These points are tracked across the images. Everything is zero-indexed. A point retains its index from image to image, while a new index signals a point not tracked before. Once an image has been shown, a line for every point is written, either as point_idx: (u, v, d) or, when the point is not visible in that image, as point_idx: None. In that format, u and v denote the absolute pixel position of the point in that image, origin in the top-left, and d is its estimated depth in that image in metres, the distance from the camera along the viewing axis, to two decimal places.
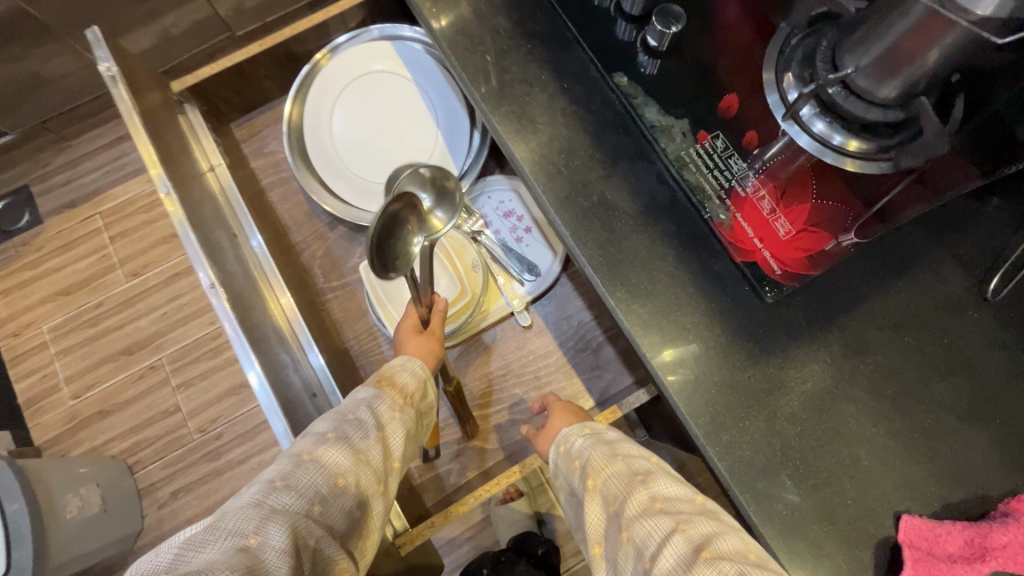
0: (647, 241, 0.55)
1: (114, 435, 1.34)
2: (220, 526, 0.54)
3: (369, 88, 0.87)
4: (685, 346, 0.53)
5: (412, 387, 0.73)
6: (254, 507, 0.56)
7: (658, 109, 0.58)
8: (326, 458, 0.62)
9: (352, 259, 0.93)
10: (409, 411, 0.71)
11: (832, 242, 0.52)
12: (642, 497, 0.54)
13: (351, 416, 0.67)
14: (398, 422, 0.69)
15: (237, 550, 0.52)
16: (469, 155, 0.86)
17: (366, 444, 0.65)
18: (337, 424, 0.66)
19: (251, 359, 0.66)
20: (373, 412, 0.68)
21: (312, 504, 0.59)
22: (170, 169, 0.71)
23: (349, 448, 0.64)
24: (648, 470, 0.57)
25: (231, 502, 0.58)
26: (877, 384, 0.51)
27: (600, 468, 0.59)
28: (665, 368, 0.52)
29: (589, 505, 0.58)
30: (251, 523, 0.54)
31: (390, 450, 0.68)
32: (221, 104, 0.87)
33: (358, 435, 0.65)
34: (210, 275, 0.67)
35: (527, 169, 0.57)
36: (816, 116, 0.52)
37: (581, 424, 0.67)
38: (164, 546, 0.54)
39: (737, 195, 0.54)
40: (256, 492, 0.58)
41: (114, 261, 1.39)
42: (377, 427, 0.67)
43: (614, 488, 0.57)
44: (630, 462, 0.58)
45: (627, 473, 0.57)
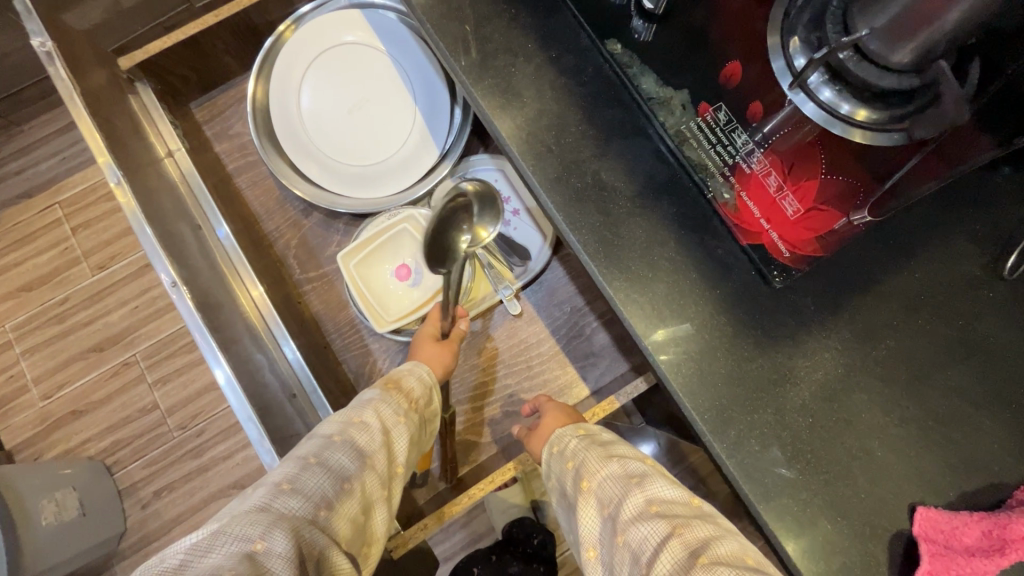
0: (645, 225, 0.51)
1: (89, 436, 1.29)
2: (224, 532, 0.49)
3: (340, 63, 0.80)
4: (678, 325, 0.50)
5: (418, 393, 0.69)
6: (260, 512, 0.51)
7: (656, 80, 0.53)
8: (333, 462, 0.58)
9: (329, 248, 0.88)
10: (413, 416, 0.68)
11: (842, 221, 0.48)
12: (638, 500, 0.52)
13: (357, 419, 0.63)
14: (404, 426, 0.65)
15: (243, 556, 0.47)
16: (451, 133, 0.80)
17: (373, 447, 0.61)
18: (343, 426, 0.61)
19: (217, 356, 0.62)
20: (380, 414, 0.64)
21: (318, 509, 0.54)
22: (122, 157, 0.65)
23: (355, 452, 0.60)
24: (643, 472, 0.55)
25: (233, 507, 0.53)
26: (890, 370, 0.48)
27: (594, 470, 0.57)
28: (658, 347, 0.49)
29: (584, 507, 0.56)
30: (258, 527, 0.49)
31: (396, 454, 0.64)
32: (177, 83, 0.80)
33: (365, 437, 0.61)
34: (171, 273, 0.62)
35: (513, 148, 0.52)
36: (824, 84, 0.48)
37: (575, 424, 0.66)
38: (161, 556, 0.48)
39: (741, 171, 0.50)
40: (261, 495, 0.54)
41: (78, 254, 1.31)
42: (383, 431, 0.63)
43: (609, 491, 0.55)
44: (625, 463, 0.56)
45: (622, 476, 0.55)
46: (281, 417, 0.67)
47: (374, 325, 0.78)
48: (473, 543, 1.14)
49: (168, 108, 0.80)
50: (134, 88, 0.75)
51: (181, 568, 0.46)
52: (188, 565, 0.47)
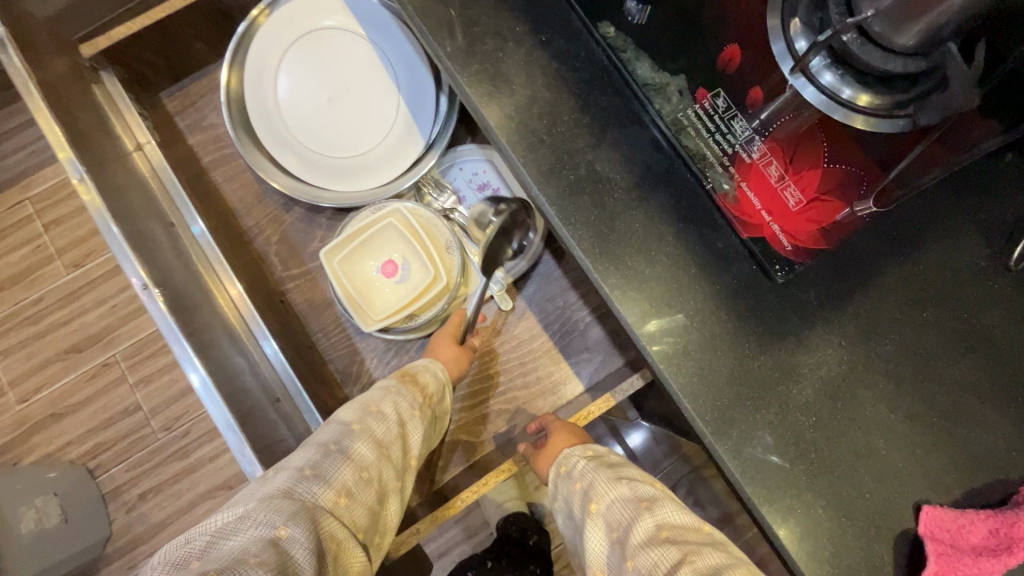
0: (642, 219, 0.49)
1: (70, 439, 1.25)
2: (249, 514, 0.50)
3: (319, 49, 0.75)
4: (673, 316, 0.48)
5: (433, 388, 0.71)
6: (283, 498, 0.52)
7: (651, 64, 0.50)
8: (352, 450, 0.59)
9: (312, 244, 0.85)
10: (427, 411, 0.69)
11: (846, 212, 0.46)
12: (648, 525, 0.53)
13: (374, 408, 0.64)
14: (419, 419, 0.67)
15: (267, 541, 0.47)
16: (436, 123, 0.77)
17: (390, 438, 0.63)
18: (362, 416, 0.63)
19: (193, 361, 0.60)
20: (397, 405, 0.66)
21: (338, 497, 0.56)
22: (85, 152, 0.61)
23: (373, 441, 0.61)
24: (653, 496, 0.57)
25: (255, 490, 0.54)
26: (894, 366, 0.47)
27: (603, 493, 0.59)
28: (650, 338, 0.47)
29: (592, 530, 0.58)
30: (282, 513, 0.50)
31: (410, 447, 0.65)
32: (145, 72, 0.76)
33: (382, 428, 0.63)
34: (142, 276, 0.59)
35: (502, 138, 0.50)
36: (825, 68, 0.46)
37: (584, 445, 0.67)
38: (191, 534, 0.50)
39: (741, 161, 0.48)
40: (284, 480, 0.55)
41: (51, 252, 1.26)
42: (399, 422, 0.65)
43: (617, 514, 0.56)
44: (634, 487, 0.58)
45: (632, 499, 0.57)
46: (263, 423, 0.67)
47: (360, 324, 0.74)
48: (468, 539, 1.13)
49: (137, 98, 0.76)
50: (98, 77, 0.70)
51: (210, 547, 0.48)
52: (215, 544, 0.48)
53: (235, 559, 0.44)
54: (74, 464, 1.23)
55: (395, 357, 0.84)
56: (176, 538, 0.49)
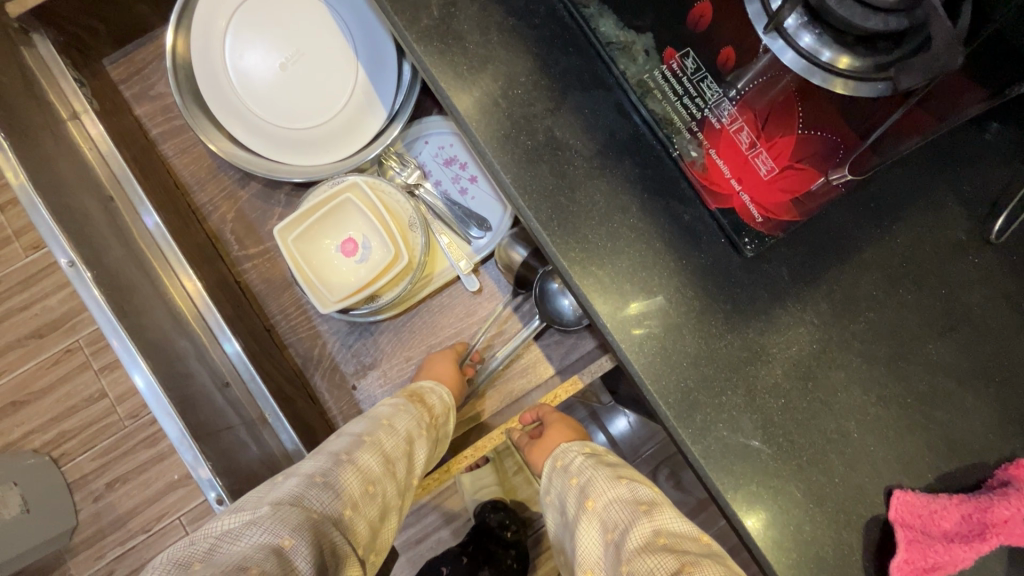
0: (605, 188, 0.46)
1: (33, 428, 1.20)
2: (256, 520, 0.47)
3: (273, 9, 0.71)
4: (647, 295, 0.45)
5: (439, 411, 0.70)
6: (292, 505, 0.50)
7: (616, 21, 0.46)
8: (362, 460, 0.58)
9: (270, 221, 0.81)
10: (432, 434, 0.68)
11: (821, 181, 0.43)
12: (645, 531, 0.51)
13: (386, 421, 0.63)
14: (425, 439, 0.66)
15: (270, 550, 0.45)
16: (399, 93, 0.73)
17: (398, 453, 0.61)
18: (373, 428, 0.62)
19: (136, 360, 0.57)
20: (407, 423, 0.65)
21: (345, 508, 0.53)
22: (8, 119, 0.57)
23: (382, 454, 0.60)
24: (652, 500, 0.55)
25: (262, 494, 0.52)
26: (868, 346, 0.44)
27: (600, 491, 0.57)
28: (627, 321, 0.44)
29: (586, 528, 0.56)
30: (288, 522, 0.48)
31: (415, 467, 0.63)
32: (86, 36, 0.71)
33: (390, 442, 0.61)
34: (69, 253, 0.56)
35: (455, 104, 0.46)
36: (802, 28, 0.41)
37: (582, 442, 0.67)
38: (195, 537, 0.48)
39: (711, 127, 0.45)
40: (294, 486, 0.53)
41: (8, 234, 1.20)
42: (408, 439, 0.63)
43: (614, 514, 0.54)
44: (634, 490, 0.56)
45: (630, 501, 0.55)
46: (209, 409, 0.64)
47: (317, 306, 0.69)
48: (446, 525, 1.07)
49: (75, 64, 0.71)
50: (29, 40, 0.65)
51: (215, 549, 0.45)
52: (220, 548, 0.46)
53: (236, 567, 0.42)
54: (37, 453, 1.18)
55: (358, 340, 0.80)
56: (183, 539, 0.47)
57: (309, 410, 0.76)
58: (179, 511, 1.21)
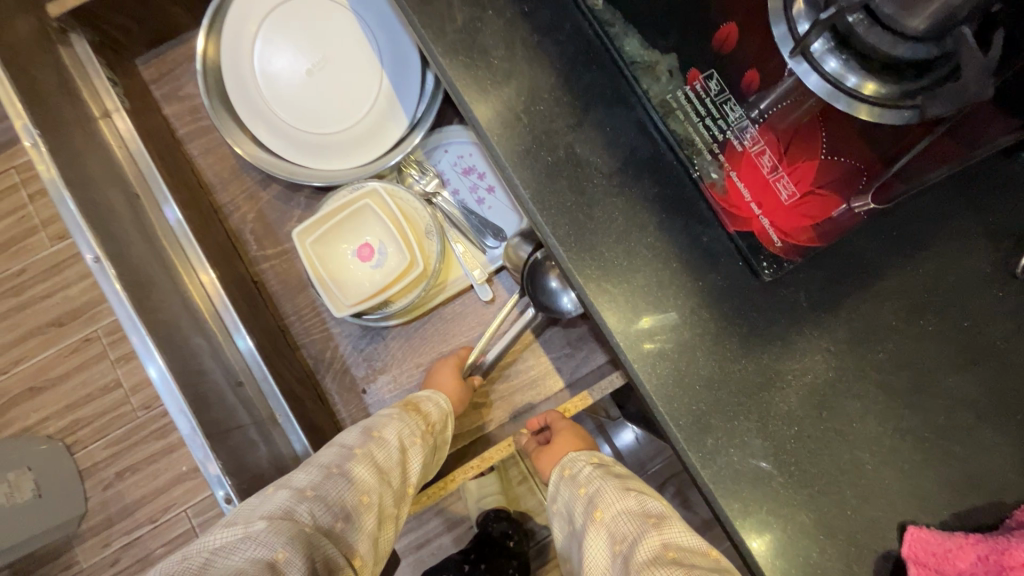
0: (623, 207, 0.45)
1: (48, 414, 1.23)
2: (250, 533, 0.49)
3: (303, 15, 0.72)
4: (663, 312, 0.44)
5: (435, 418, 0.69)
6: (284, 519, 0.51)
7: (640, 41, 0.46)
8: (355, 473, 0.58)
9: (289, 223, 0.82)
10: (428, 441, 0.67)
11: (843, 209, 0.43)
12: (653, 544, 0.51)
13: (377, 433, 0.63)
14: (419, 447, 0.65)
15: (263, 565, 0.46)
16: (422, 102, 0.74)
17: (390, 464, 0.61)
18: (364, 441, 0.62)
19: (152, 353, 0.58)
20: (400, 432, 0.65)
21: (335, 521, 0.54)
22: (45, 117, 0.59)
23: (374, 466, 0.60)
24: (661, 513, 0.54)
25: (253, 505, 0.53)
26: (885, 376, 0.44)
27: (609, 501, 0.57)
28: (640, 337, 0.44)
29: (594, 537, 0.56)
30: (282, 535, 0.49)
31: (410, 475, 0.64)
32: (120, 36, 0.73)
33: (382, 453, 0.61)
34: (94, 248, 0.57)
35: (477, 116, 0.46)
36: (828, 53, 0.41)
37: (589, 452, 0.66)
38: (190, 547, 0.49)
39: (732, 149, 0.44)
40: (285, 498, 0.54)
41: (35, 224, 1.23)
42: (401, 449, 0.63)
43: (622, 526, 0.54)
44: (643, 502, 0.55)
45: (639, 514, 0.54)
46: (222, 408, 0.64)
47: (331, 309, 0.70)
48: (448, 532, 1.08)
49: (109, 63, 0.73)
50: (66, 39, 0.67)
51: (207, 564, 0.46)
52: (214, 563, 0.47)
53: None
54: (50, 439, 1.21)
55: (369, 345, 0.81)
56: (174, 553, 0.48)
57: (318, 412, 0.76)
58: (185, 504, 1.22)
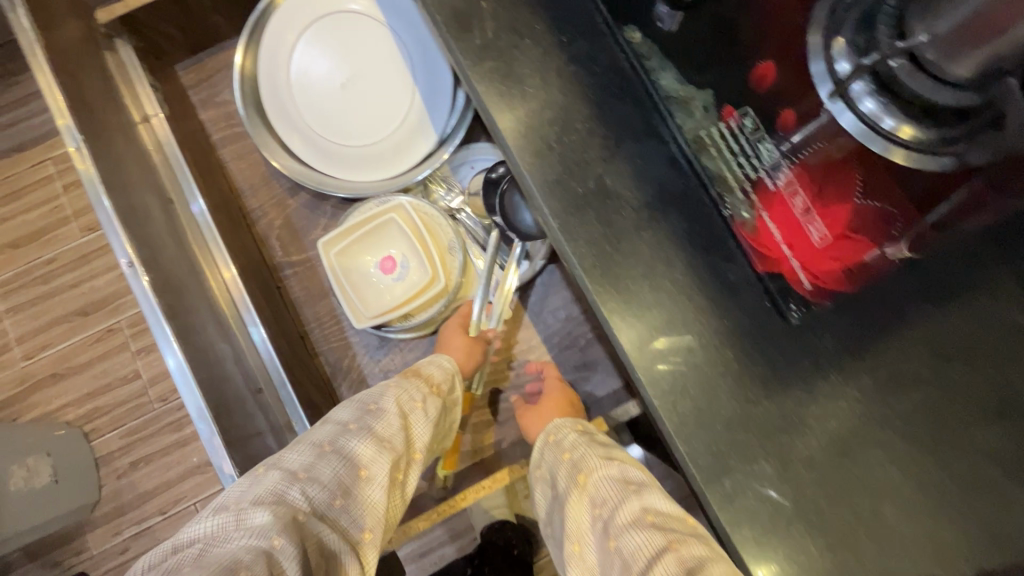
0: (651, 242, 0.45)
1: (68, 401, 1.25)
2: (244, 522, 0.47)
3: (340, 30, 0.73)
4: (677, 335, 0.44)
5: (440, 379, 0.68)
6: (276, 504, 0.50)
7: (678, 76, 0.47)
8: (350, 449, 0.56)
9: (314, 231, 0.83)
10: (434, 402, 0.66)
11: (874, 253, 0.43)
12: (633, 508, 0.51)
13: (372, 406, 0.60)
14: (421, 411, 0.64)
15: (260, 552, 0.45)
16: (452, 117, 0.74)
17: (391, 432, 0.59)
18: (359, 415, 0.59)
19: (171, 345, 0.59)
20: (399, 399, 0.62)
21: (334, 499, 0.53)
22: (88, 121, 0.60)
23: (373, 439, 0.58)
24: (642, 481, 0.54)
25: (244, 488, 0.52)
26: (910, 426, 0.43)
27: (593, 468, 0.57)
28: (650, 359, 0.44)
29: (575, 502, 0.56)
30: (277, 523, 0.47)
31: (415, 439, 0.62)
32: (163, 43, 0.75)
33: (381, 424, 0.59)
34: (128, 253, 0.58)
35: (509, 143, 0.46)
36: (868, 94, 0.42)
37: (574, 420, 0.67)
38: (180, 537, 0.48)
39: (765, 188, 0.45)
40: (276, 482, 0.52)
41: (68, 214, 1.27)
42: (401, 416, 0.61)
43: (604, 492, 0.54)
44: (624, 470, 0.56)
45: (620, 481, 0.54)
46: (241, 414, 0.65)
47: (352, 320, 0.72)
48: (452, 541, 1.07)
49: (150, 68, 0.75)
50: (112, 45, 0.69)
51: (203, 553, 0.45)
52: (208, 552, 0.45)
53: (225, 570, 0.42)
54: (69, 426, 1.23)
55: (387, 355, 0.82)
56: (162, 543, 0.47)
57: None
58: (195, 497, 1.24)
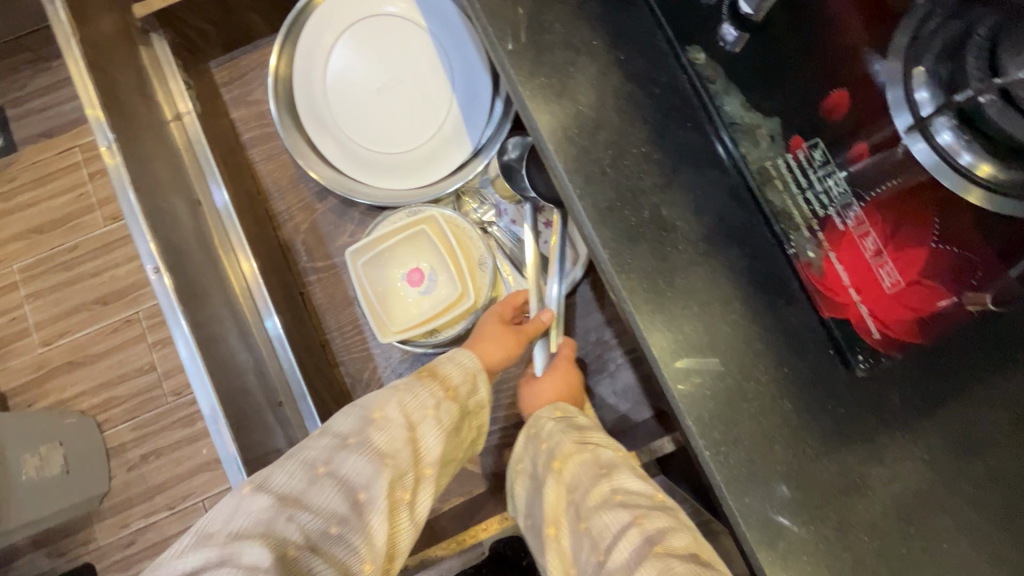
0: (707, 279, 0.42)
1: (84, 390, 1.25)
2: (230, 558, 0.44)
3: (377, 33, 0.71)
4: (704, 356, 0.41)
5: (458, 381, 0.61)
6: (263, 536, 0.45)
7: (742, 102, 0.44)
8: (347, 470, 0.51)
9: (340, 237, 0.81)
10: (450, 407, 0.58)
11: (951, 301, 0.38)
12: (603, 491, 0.49)
13: (377, 415, 0.54)
14: (433, 419, 0.56)
15: None
16: (489, 126, 0.72)
17: (395, 447, 0.53)
18: (360, 427, 0.54)
19: (180, 326, 0.57)
20: (405, 406, 0.56)
21: (330, 525, 0.48)
22: (120, 118, 0.59)
23: (374, 455, 0.52)
24: (613, 463, 0.52)
25: (228, 515, 0.48)
26: (983, 496, 0.39)
27: (568, 453, 0.54)
28: (682, 385, 0.41)
29: (551, 487, 0.53)
30: (264, 560, 0.43)
31: (425, 453, 0.55)
32: (198, 39, 0.73)
33: (384, 438, 0.53)
34: (155, 259, 0.56)
35: (560, 167, 0.44)
36: (948, 128, 0.37)
37: (552, 407, 0.61)
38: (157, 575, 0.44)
39: (833, 227, 0.41)
40: (263, 509, 0.47)
41: (92, 203, 1.26)
42: (409, 426, 0.55)
43: (578, 477, 0.52)
44: (598, 453, 0.53)
45: (592, 465, 0.52)
46: (258, 428, 0.63)
47: (378, 334, 0.70)
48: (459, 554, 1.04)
49: (184, 64, 0.73)
50: (148, 40, 0.67)
51: None
52: None
53: None
54: (84, 415, 1.23)
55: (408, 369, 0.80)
56: None
57: None
58: (203, 494, 1.23)
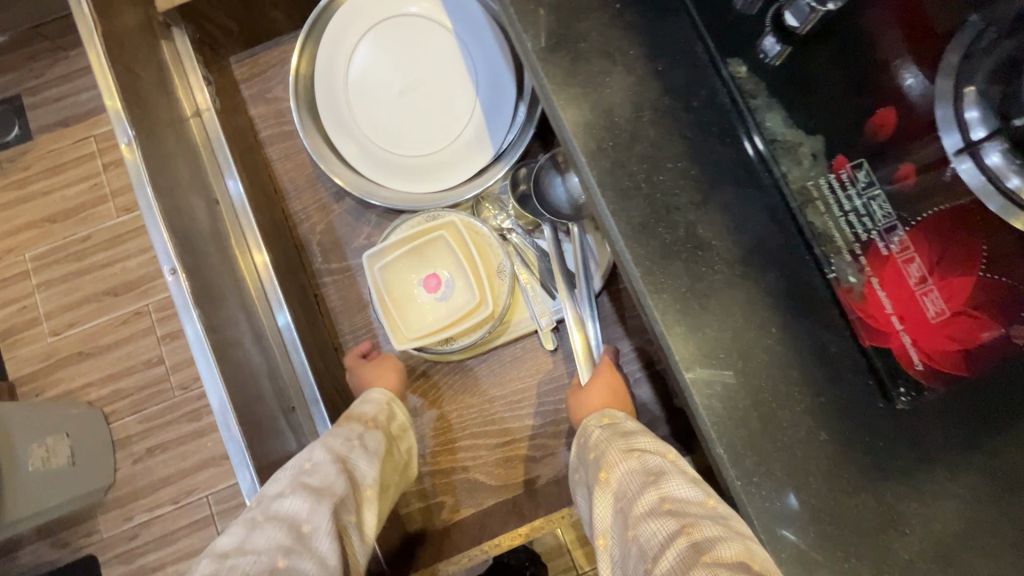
0: (742, 302, 0.41)
1: (92, 381, 1.25)
2: None
3: (399, 34, 0.70)
4: (720, 370, 0.40)
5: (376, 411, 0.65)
6: None
7: (784, 119, 0.42)
8: (285, 509, 0.50)
9: (356, 240, 0.80)
10: (375, 434, 0.62)
11: (998, 334, 0.35)
12: (650, 500, 0.44)
13: (306, 462, 0.55)
14: (360, 448, 0.59)
15: None
16: (511, 131, 0.71)
17: (330, 478, 0.54)
18: (292, 472, 0.53)
19: (190, 314, 0.56)
20: (329, 447, 0.57)
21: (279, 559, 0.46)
22: (140, 114, 0.58)
23: (309, 491, 0.52)
24: (662, 469, 0.46)
25: None
26: None
27: (613, 462, 0.49)
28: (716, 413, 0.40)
29: (599, 499, 0.48)
30: None
31: (359, 478, 0.57)
32: (219, 35, 0.72)
33: (316, 476, 0.53)
34: (173, 260, 0.55)
35: (593, 181, 0.42)
36: (998, 149, 0.33)
37: (599, 414, 0.57)
38: None
39: (876, 252, 0.38)
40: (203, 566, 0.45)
41: (105, 193, 1.26)
42: (337, 460, 0.56)
43: (625, 486, 0.47)
44: (645, 459, 0.48)
45: (639, 472, 0.47)
46: (269, 433, 0.62)
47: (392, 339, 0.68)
48: None
49: (205, 60, 0.72)
50: (169, 34, 0.66)
51: None
52: None
53: None
54: (91, 406, 1.23)
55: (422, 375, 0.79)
56: None
57: None
58: (208, 489, 1.22)
